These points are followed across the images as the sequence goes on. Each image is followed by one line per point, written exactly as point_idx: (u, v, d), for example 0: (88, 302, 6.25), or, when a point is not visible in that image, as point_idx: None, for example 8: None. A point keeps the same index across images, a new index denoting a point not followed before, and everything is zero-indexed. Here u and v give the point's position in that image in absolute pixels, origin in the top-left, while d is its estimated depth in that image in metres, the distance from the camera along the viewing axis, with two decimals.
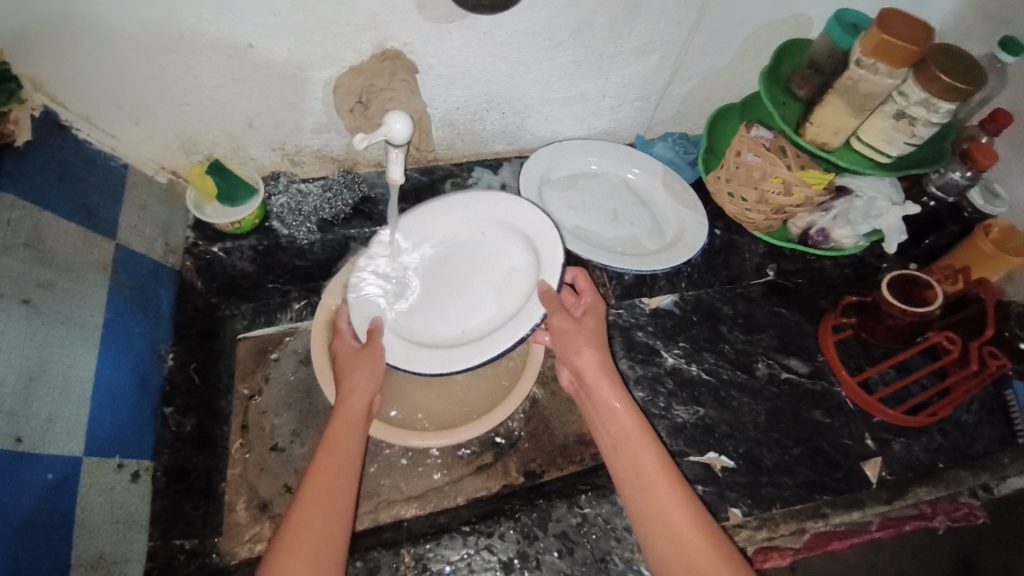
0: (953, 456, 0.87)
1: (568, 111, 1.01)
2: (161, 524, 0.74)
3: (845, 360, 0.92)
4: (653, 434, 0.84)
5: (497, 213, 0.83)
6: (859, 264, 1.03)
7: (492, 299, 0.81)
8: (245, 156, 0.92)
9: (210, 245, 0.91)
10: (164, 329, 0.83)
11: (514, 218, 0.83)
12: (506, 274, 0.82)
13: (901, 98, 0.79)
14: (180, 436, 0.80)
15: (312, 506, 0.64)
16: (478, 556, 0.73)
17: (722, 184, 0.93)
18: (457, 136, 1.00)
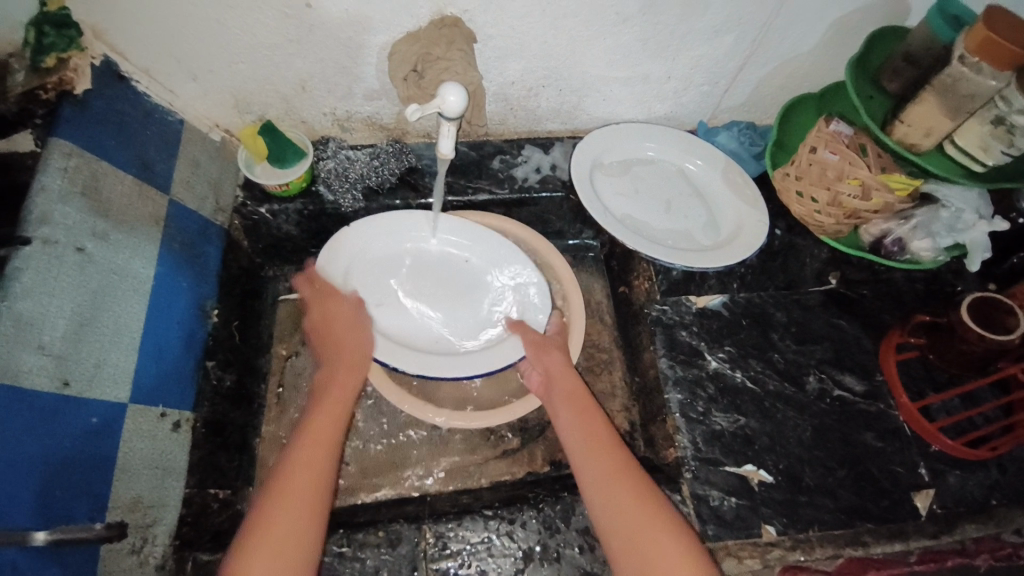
0: (1016, 496, 0.80)
1: (628, 92, 0.96)
2: (198, 473, 0.74)
3: (905, 382, 0.85)
4: (687, 439, 0.81)
5: (491, 245, 0.88)
6: (932, 279, 0.95)
7: (469, 320, 0.84)
8: (297, 118, 0.92)
9: (258, 206, 0.91)
10: (211, 285, 0.83)
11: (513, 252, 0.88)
12: (488, 300, 0.86)
13: (1003, 105, 0.69)
14: (218, 391, 0.80)
15: (301, 466, 0.66)
16: (499, 541, 0.72)
17: (790, 182, 0.86)
18: (509, 111, 0.96)
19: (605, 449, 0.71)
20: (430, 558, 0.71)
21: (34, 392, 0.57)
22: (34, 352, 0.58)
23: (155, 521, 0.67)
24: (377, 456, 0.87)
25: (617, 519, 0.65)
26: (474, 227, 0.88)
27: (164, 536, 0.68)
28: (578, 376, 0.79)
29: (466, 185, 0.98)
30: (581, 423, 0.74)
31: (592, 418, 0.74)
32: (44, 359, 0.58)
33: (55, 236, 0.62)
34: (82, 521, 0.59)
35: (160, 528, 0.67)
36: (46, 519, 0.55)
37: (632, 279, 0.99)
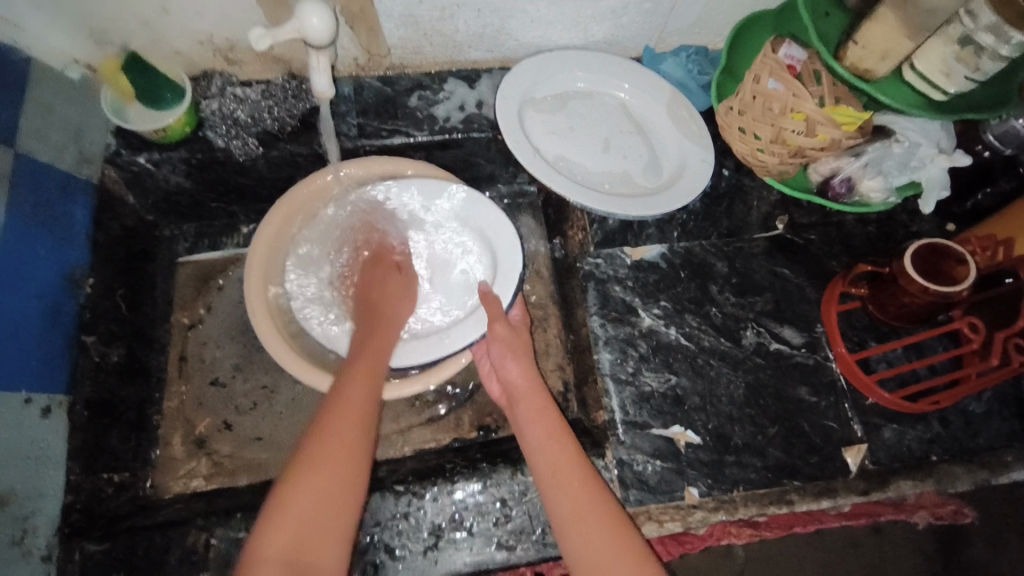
0: (953, 450, 0.78)
1: (559, 12, 0.83)
2: (83, 459, 0.70)
3: (846, 332, 0.81)
4: (615, 403, 0.77)
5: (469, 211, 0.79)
6: (886, 221, 0.88)
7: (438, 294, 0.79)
8: (168, 49, 0.78)
9: (135, 155, 0.79)
10: (81, 250, 0.74)
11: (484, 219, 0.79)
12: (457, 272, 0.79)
13: (967, 19, 0.61)
14: (104, 367, 0.74)
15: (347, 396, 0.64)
16: (410, 517, 0.69)
17: (733, 117, 0.76)
18: (424, 38, 0.83)
19: (557, 435, 0.68)
20: None
21: None
22: None
23: (34, 512, 0.63)
24: (292, 426, 0.82)
25: (570, 506, 0.63)
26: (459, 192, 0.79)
27: (48, 526, 0.64)
28: (541, 384, 0.73)
29: (381, 128, 0.86)
30: (535, 417, 0.70)
31: (544, 406, 0.71)
32: None
33: None
34: None
35: (41, 519, 0.63)
36: None
37: (567, 229, 0.91)
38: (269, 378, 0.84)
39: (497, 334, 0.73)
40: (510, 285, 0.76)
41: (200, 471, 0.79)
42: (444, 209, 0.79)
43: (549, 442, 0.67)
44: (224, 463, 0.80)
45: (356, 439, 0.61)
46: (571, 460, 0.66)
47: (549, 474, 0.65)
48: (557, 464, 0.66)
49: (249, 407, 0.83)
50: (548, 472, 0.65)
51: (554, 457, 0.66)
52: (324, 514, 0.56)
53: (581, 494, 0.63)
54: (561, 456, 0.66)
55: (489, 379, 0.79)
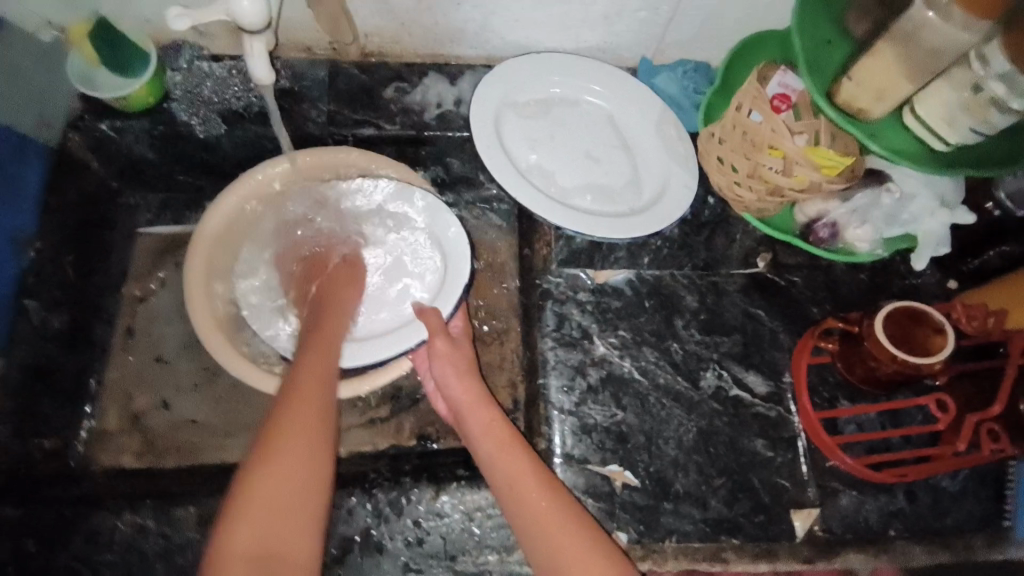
0: (913, 527, 0.72)
1: (545, 13, 0.78)
2: (14, 421, 0.71)
3: (815, 388, 0.75)
4: (555, 433, 0.73)
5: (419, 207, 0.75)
6: (881, 271, 0.81)
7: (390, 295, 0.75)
8: (139, 16, 0.76)
9: (98, 121, 0.79)
10: (29, 216, 0.74)
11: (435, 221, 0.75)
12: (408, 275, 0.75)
13: (977, 65, 0.55)
14: (44, 332, 0.75)
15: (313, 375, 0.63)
16: (321, 526, 0.66)
17: (712, 144, 0.71)
18: (402, 28, 0.80)
19: (509, 446, 0.66)
20: None
21: None
22: None
23: None
24: (228, 414, 0.80)
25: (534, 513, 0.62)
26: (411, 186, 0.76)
27: None
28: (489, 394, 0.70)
29: (351, 118, 0.84)
30: (486, 428, 0.67)
31: (493, 419, 0.68)
32: None
33: None
34: None
35: None
36: None
37: (536, 242, 0.87)
38: (213, 361, 0.82)
39: (437, 347, 0.69)
40: (453, 297, 0.72)
41: (131, 448, 0.77)
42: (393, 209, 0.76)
43: (503, 452, 0.66)
44: (155, 443, 0.78)
45: (317, 446, 0.58)
46: (526, 472, 0.64)
47: (506, 487, 0.64)
48: (512, 475, 0.64)
49: (190, 388, 0.81)
50: (505, 484, 0.64)
51: (507, 469, 0.65)
52: (303, 498, 0.56)
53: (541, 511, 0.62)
54: (518, 468, 0.65)
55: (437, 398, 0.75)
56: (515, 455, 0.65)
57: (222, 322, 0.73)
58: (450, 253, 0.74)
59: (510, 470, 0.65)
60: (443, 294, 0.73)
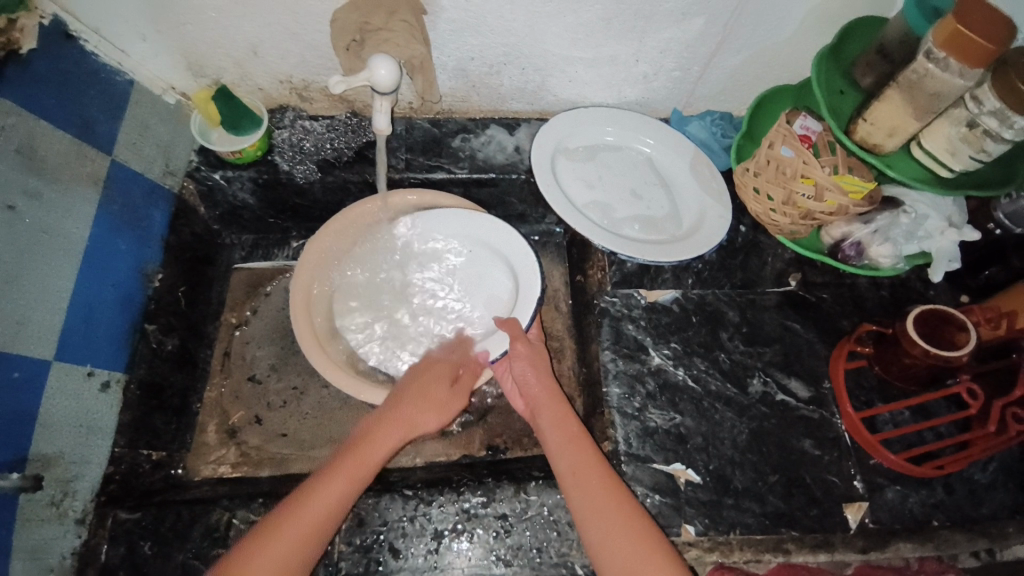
0: (955, 517, 0.77)
1: (594, 74, 0.92)
2: (129, 433, 0.77)
3: (853, 391, 0.83)
4: (620, 434, 0.80)
5: (496, 235, 0.86)
6: (899, 286, 0.91)
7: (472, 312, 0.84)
8: (252, 83, 0.90)
9: (212, 172, 0.91)
10: (154, 249, 0.84)
11: (509, 247, 0.86)
12: (488, 292, 0.85)
13: (972, 104, 0.66)
14: (158, 353, 0.82)
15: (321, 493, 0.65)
16: (415, 521, 0.73)
17: (749, 177, 0.84)
18: (472, 89, 0.93)
19: (579, 441, 0.73)
20: (343, 533, 0.71)
21: None
22: None
23: (77, 476, 0.70)
24: (315, 427, 0.89)
25: (587, 505, 0.68)
26: (485, 218, 0.87)
27: (86, 491, 0.71)
28: (563, 396, 0.79)
29: (425, 164, 0.96)
30: (557, 423, 0.76)
31: (564, 413, 0.76)
32: None
33: None
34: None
35: (81, 484, 0.70)
36: None
37: (588, 268, 0.97)
38: (300, 381, 0.92)
39: (518, 351, 0.78)
40: (528, 309, 0.80)
41: (228, 459, 0.86)
42: (477, 239, 0.87)
43: (571, 445, 0.73)
44: (251, 454, 0.87)
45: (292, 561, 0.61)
46: (595, 462, 0.71)
47: (570, 476, 0.70)
48: (578, 466, 0.70)
49: (279, 405, 0.90)
50: (570, 475, 0.70)
51: (577, 460, 0.71)
52: None
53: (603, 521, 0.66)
54: (581, 457, 0.71)
55: (514, 396, 0.84)
56: (579, 446, 0.72)
57: (322, 339, 0.82)
58: (522, 274, 0.83)
59: (574, 459, 0.71)
60: (519, 305, 0.81)
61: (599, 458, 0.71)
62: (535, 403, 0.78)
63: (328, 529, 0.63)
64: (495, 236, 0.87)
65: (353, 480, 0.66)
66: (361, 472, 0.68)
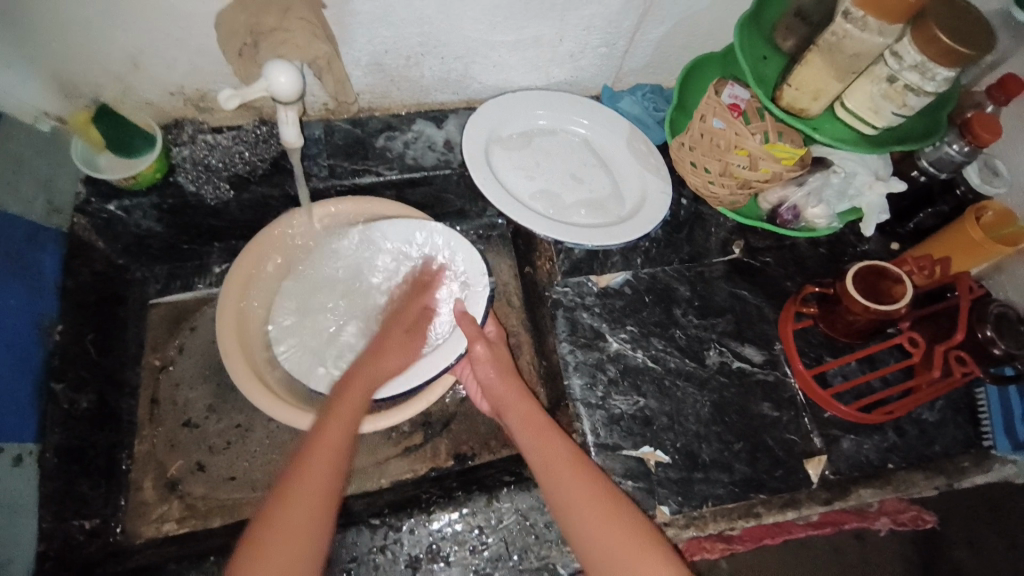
0: (908, 457, 0.82)
1: (518, 57, 0.88)
2: (54, 507, 0.69)
3: (803, 350, 0.86)
4: (587, 426, 0.79)
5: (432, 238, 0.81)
6: (835, 242, 0.94)
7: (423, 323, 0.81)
8: (140, 100, 0.80)
9: (107, 203, 0.81)
10: (49, 298, 0.74)
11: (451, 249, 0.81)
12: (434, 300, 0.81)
13: (892, 60, 0.67)
14: (74, 414, 0.74)
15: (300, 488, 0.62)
16: (388, 550, 0.69)
17: (685, 151, 0.83)
18: (391, 83, 0.87)
19: (548, 432, 0.72)
20: None
21: None
22: None
23: (10, 559, 0.62)
24: (268, 465, 0.83)
25: (567, 500, 0.67)
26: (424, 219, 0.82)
27: None
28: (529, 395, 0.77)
29: (351, 168, 0.89)
30: (525, 419, 0.74)
31: (530, 409, 0.74)
32: None
33: None
34: None
35: (16, 567, 0.63)
36: None
37: (536, 259, 0.94)
38: (245, 417, 0.85)
39: (478, 352, 0.75)
40: (481, 303, 0.78)
41: (172, 515, 0.79)
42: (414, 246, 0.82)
43: (541, 437, 0.71)
44: (199, 505, 0.80)
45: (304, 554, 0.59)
46: (565, 451, 0.70)
47: (544, 468, 0.69)
48: (549, 456, 0.70)
49: (224, 447, 0.83)
50: (541, 466, 0.69)
51: (547, 451, 0.70)
52: None
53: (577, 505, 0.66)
54: (553, 450, 0.70)
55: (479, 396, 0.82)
56: (552, 439, 0.71)
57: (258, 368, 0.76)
58: (465, 273, 0.80)
59: (547, 454, 0.70)
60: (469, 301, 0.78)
61: (570, 450, 0.70)
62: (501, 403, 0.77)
63: (328, 512, 0.62)
64: (434, 239, 0.81)
65: (329, 466, 0.65)
66: (345, 435, 0.67)
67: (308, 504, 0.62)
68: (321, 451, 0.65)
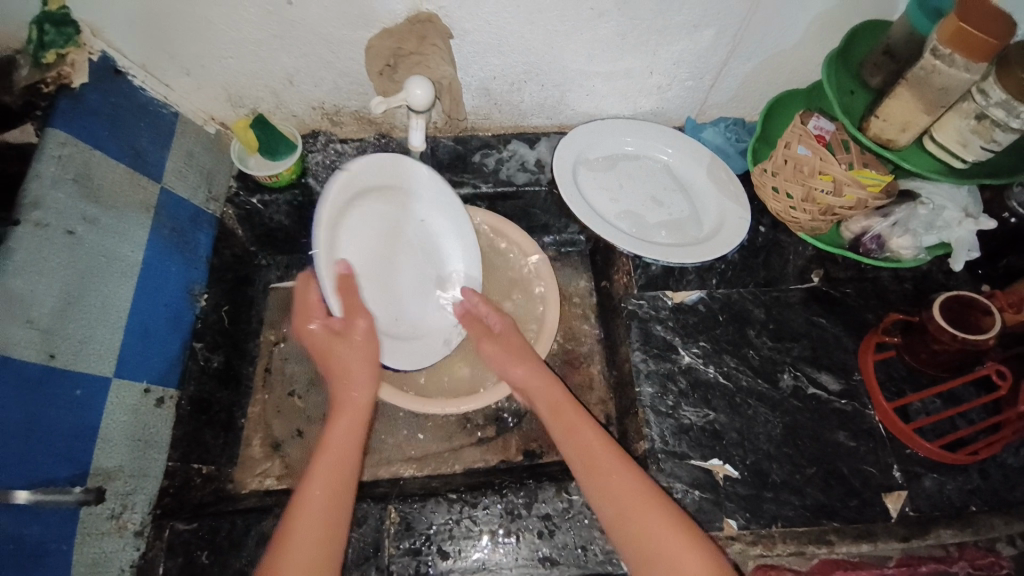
0: (991, 501, 0.78)
1: (611, 87, 0.96)
2: (182, 448, 0.80)
3: (884, 381, 0.84)
4: (655, 432, 0.82)
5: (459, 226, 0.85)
6: (920, 278, 0.93)
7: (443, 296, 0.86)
8: (287, 112, 0.95)
9: (250, 197, 0.94)
10: (200, 270, 0.88)
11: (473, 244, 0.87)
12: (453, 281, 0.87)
13: (979, 97, 0.68)
14: (206, 370, 0.86)
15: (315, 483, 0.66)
16: (461, 523, 0.74)
17: (768, 177, 0.86)
18: (494, 106, 0.98)
19: (615, 462, 0.70)
20: (393, 537, 0.73)
21: (22, 363, 0.61)
22: (22, 325, 0.61)
23: (135, 490, 0.72)
24: None
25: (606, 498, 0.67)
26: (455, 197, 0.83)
27: (144, 504, 0.73)
28: (563, 389, 0.79)
29: (452, 179, 1.00)
30: (562, 414, 0.76)
31: (569, 403, 0.77)
32: (31, 332, 0.62)
33: (46, 220, 0.66)
34: (63, 484, 0.63)
35: (140, 497, 0.72)
36: (30, 481, 0.60)
37: (613, 274, 1.00)
38: None
39: (501, 330, 0.84)
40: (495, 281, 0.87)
41: (273, 472, 0.88)
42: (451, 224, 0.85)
43: (611, 465, 0.70)
44: (295, 466, 0.89)
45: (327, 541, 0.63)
46: (635, 487, 0.68)
47: (581, 464, 0.71)
48: (609, 489, 0.68)
49: (319, 418, 0.93)
50: (603, 498, 0.68)
51: (612, 483, 0.68)
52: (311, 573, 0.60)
53: (652, 549, 0.63)
54: (589, 449, 0.72)
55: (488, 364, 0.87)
56: (586, 440, 0.73)
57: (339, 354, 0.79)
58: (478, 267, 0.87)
59: (586, 453, 0.71)
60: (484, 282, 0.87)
61: (605, 450, 0.71)
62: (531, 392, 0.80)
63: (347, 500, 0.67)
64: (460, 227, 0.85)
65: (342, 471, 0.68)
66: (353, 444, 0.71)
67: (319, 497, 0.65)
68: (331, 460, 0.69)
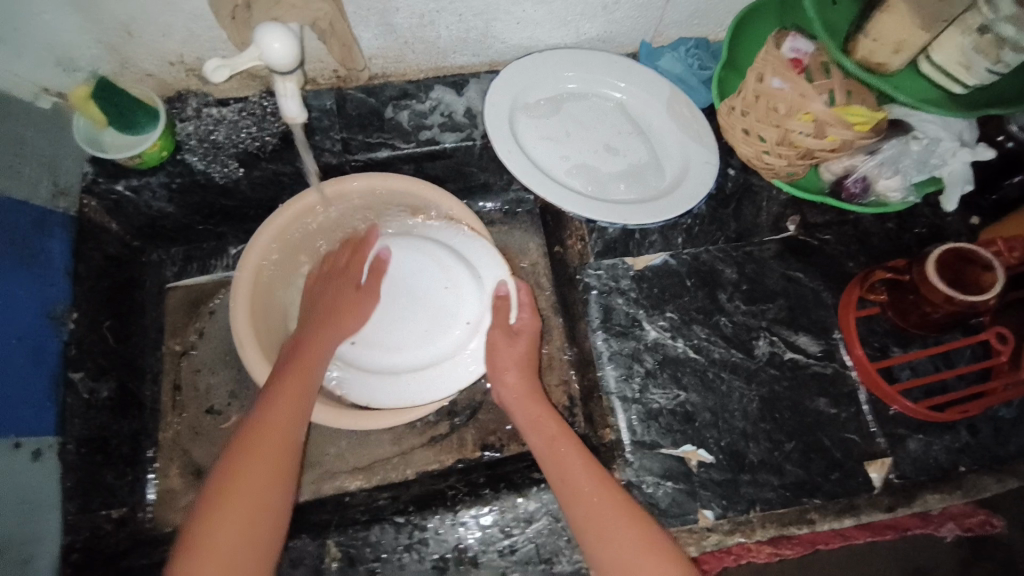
0: (981, 459, 0.73)
1: (545, 11, 0.78)
2: (78, 498, 0.69)
3: (867, 337, 0.77)
4: (622, 421, 0.73)
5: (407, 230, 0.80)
6: (906, 216, 0.83)
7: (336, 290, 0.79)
8: (138, 72, 0.74)
9: (114, 184, 0.76)
10: (62, 287, 0.71)
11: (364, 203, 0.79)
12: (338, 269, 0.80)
13: (985, 8, 0.56)
14: (94, 403, 0.73)
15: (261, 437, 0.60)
16: (412, 550, 0.66)
17: (736, 117, 0.73)
18: (406, 45, 0.79)
19: (562, 438, 0.68)
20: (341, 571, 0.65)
21: None
22: None
23: (32, 556, 0.62)
24: None
25: (582, 514, 0.62)
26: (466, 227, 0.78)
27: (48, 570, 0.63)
28: (546, 402, 0.73)
29: (366, 142, 0.83)
30: (535, 422, 0.71)
31: (541, 413, 0.71)
32: None
33: None
34: None
35: (40, 562, 0.62)
36: None
37: (566, 238, 0.87)
38: None
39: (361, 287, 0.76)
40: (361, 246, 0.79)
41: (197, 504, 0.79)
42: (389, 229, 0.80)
43: (593, 488, 0.63)
44: None
45: (270, 492, 0.58)
46: (623, 512, 0.61)
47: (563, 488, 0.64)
48: (592, 511, 0.61)
49: None
50: (583, 520, 0.61)
51: (596, 510, 0.61)
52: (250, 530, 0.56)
53: (609, 532, 0.60)
54: (569, 467, 0.65)
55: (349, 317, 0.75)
56: (563, 451, 0.66)
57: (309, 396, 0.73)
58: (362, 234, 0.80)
59: (567, 471, 0.65)
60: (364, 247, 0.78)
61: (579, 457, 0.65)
62: (506, 398, 0.73)
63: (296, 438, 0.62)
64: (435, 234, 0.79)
65: (290, 404, 0.63)
66: (299, 392, 0.64)
67: (269, 443, 0.60)
68: (274, 416, 0.62)
